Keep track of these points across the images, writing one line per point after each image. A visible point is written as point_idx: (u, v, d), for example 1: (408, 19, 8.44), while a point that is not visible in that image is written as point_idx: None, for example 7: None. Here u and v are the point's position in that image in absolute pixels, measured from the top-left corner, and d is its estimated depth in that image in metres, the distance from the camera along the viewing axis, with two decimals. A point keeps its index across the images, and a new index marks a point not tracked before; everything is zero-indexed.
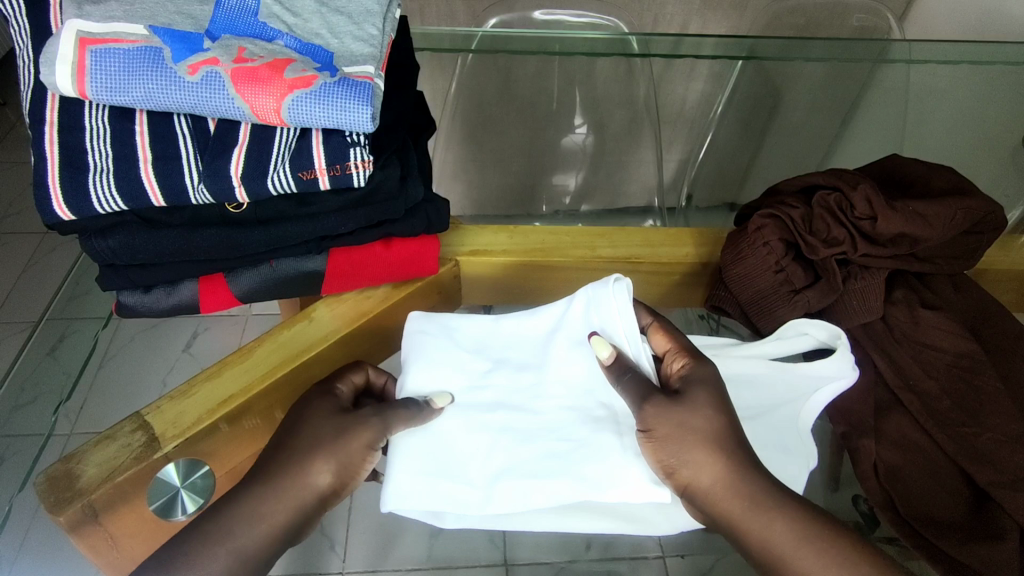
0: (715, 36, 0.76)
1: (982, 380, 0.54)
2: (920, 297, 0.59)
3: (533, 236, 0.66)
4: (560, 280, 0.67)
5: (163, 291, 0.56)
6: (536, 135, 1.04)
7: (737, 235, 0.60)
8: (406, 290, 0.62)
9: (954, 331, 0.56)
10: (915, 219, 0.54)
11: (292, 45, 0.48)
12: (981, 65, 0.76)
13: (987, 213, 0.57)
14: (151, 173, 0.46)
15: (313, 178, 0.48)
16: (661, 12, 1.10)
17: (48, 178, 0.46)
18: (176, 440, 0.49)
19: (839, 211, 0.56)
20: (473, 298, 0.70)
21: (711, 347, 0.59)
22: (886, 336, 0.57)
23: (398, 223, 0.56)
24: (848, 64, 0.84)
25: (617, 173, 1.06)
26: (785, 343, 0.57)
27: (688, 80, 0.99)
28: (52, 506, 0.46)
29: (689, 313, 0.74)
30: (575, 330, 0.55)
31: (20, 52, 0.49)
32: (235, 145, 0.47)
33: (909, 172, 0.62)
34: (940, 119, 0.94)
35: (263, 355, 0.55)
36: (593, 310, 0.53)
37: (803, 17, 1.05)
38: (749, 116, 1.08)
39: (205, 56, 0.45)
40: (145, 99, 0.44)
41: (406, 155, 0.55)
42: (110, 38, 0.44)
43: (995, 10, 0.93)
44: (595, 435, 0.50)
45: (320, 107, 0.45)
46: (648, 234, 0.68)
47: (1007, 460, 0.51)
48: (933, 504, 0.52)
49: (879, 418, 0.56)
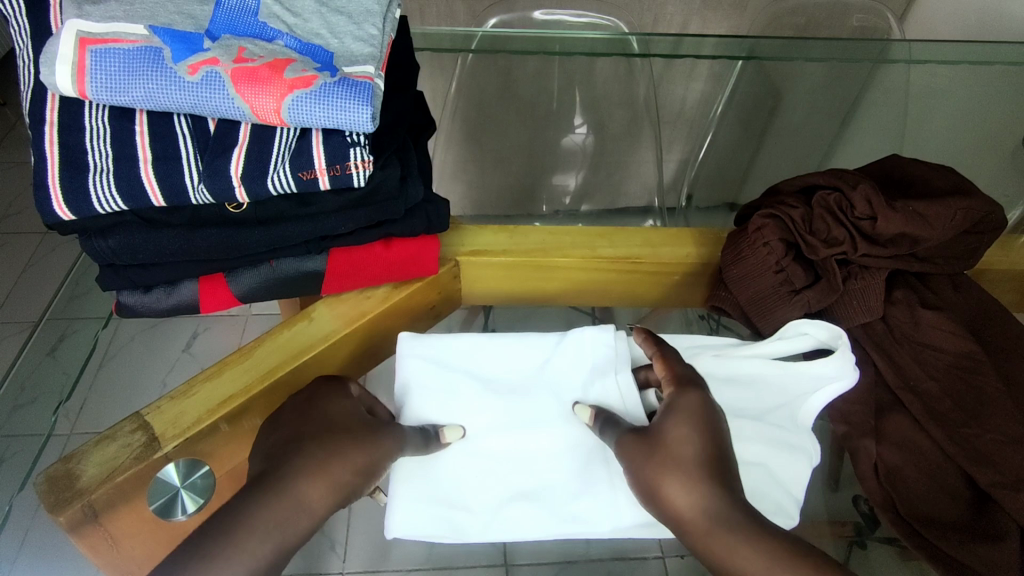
0: (715, 36, 0.76)
1: (983, 381, 0.54)
2: (920, 297, 0.59)
3: (533, 236, 0.66)
4: (560, 280, 0.67)
5: (163, 291, 0.56)
6: (536, 135, 1.04)
7: (737, 235, 0.60)
8: (406, 290, 0.62)
9: (955, 331, 0.56)
10: (914, 219, 0.54)
11: (292, 45, 0.48)
12: (981, 65, 0.75)
13: (987, 214, 0.57)
14: (151, 173, 0.46)
15: (313, 178, 0.48)
16: (661, 12, 1.10)
17: (48, 178, 0.46)
18: (177, 440, 0.49)
19: (839, 211, 0.56)
20: (473, 298, 0.70)
21: (709, 347, 0.58)
22: (886, 336, 0.57)
23: (398, 223, 0.57)
24: (847, 63, 0.84)
25: (617, 173, 1.06)
26: (787, 343, 0.56)
27: (688, 79, 0.99)
28: (52, 506, 0.46)
29: (690, 314, 0.75)
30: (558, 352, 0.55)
31: (20, 52, 0.49)
32: (235, 145, 0.47)
33: (909, 173, 0.62)
34: (940, 118, 0.94)
35: (264, 355, 0.55)
36: (576, 341, 0.55)
37: (803, 17, 1.05)
38: (749, 116, 1.08)
39: (205, 56, 0.45)
40: (145, 99, 0.44)
41: (406, 154, 0.54)
42: (110, 38, 0.44)
43: (994, 9, 0.93)
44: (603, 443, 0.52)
45: (320, 108, 0.45)
46: (648, 234, 0.67)
47: (1007, 460, 0.50)
48: (934, 504, 0.52)
49: (879, 419, 0.56)
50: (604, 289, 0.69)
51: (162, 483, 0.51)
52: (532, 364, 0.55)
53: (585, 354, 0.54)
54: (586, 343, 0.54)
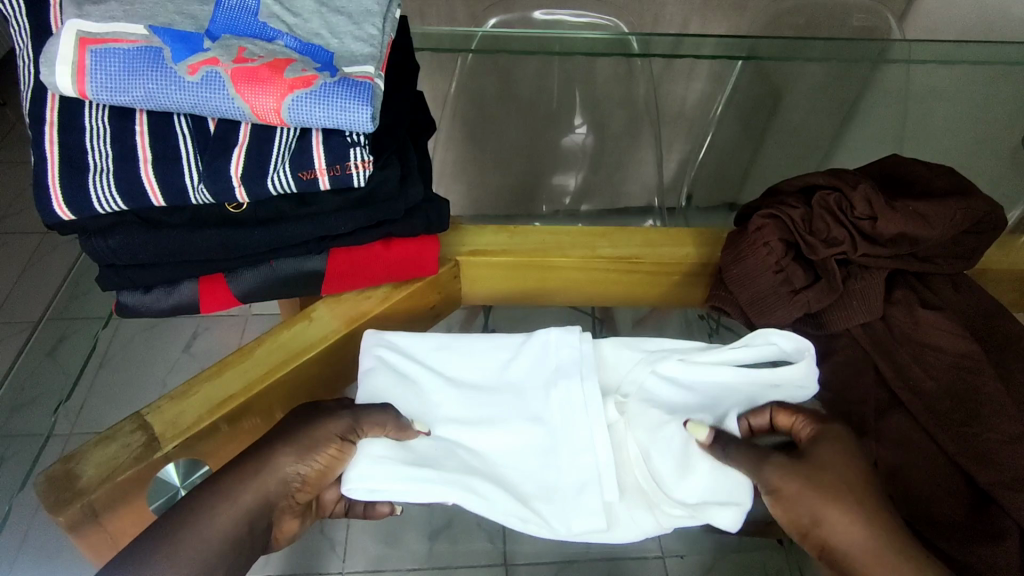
0: (715, 36, 0.76)
1: (982, 381, 0.54)
2: (919, 297, 0.59)
3: (533, 236, 0.66)
4: (560, 280, 0.67)
5: (163, 291, 0.56)
6: (536, 135, 1.04)
7: (737, 235, 0.60)
8: (406, 290, 0.62)
9: (954, 331, 0.56)
10: (913, 219, 0.54)
11: (292, 45, 0.48)
12: (981, 65, 0.76)
13: (987, 214, 0.57)
14: (152, 173, 0.46)
15: (313, 177, 0.48)
16: (661, 12, 1.10)
17: (48, 178, 0.46)
18: (177, 440, 0.49)
19: (839, 212, 0.56)
20: (472, 298, 0.70)
21: (675, 350, 0.56)
22: (886, 336, 0.57)
23: (398, 223, 0.57)
24: (847, 64, 0.84)
25: (617, 173, 1.06)
26: (752, 351, 0.55)
27: (688, 80, 0.99)
28: (52, 506, 0.46)
29: (690, 314, 0.73)
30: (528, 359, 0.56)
31: (20, 52, 0.49)
32: (235, 145, 0.47)
33: (909, 173, 0.62)
34: (940, 118, 0.94)
35: (264, 355, 0.55)
36: (550, 350, 0.55)
37: (803, 17, 1.05)
38: (749, 116, 1.08)
39: (205, 56, 0.45)
40: (145, 100, 0.44)
41: (406, 154, 0.55)
42: (110, 38, 0.44)
43: (994, 9, 0.93)
44: (571, 441, 0.51)
45: (320, 108, 0.45)
46: (648, 234, 0.67)
47: (1007, 459, 0.50)
48: (935, 503, 0.51)
49: (880, 418, 0.56)
50: (604, 289, 0.69)
51: (162, 483, 0.51)
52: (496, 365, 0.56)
53: (549, 355, 0.55)
54: (550, 346, 0.56)
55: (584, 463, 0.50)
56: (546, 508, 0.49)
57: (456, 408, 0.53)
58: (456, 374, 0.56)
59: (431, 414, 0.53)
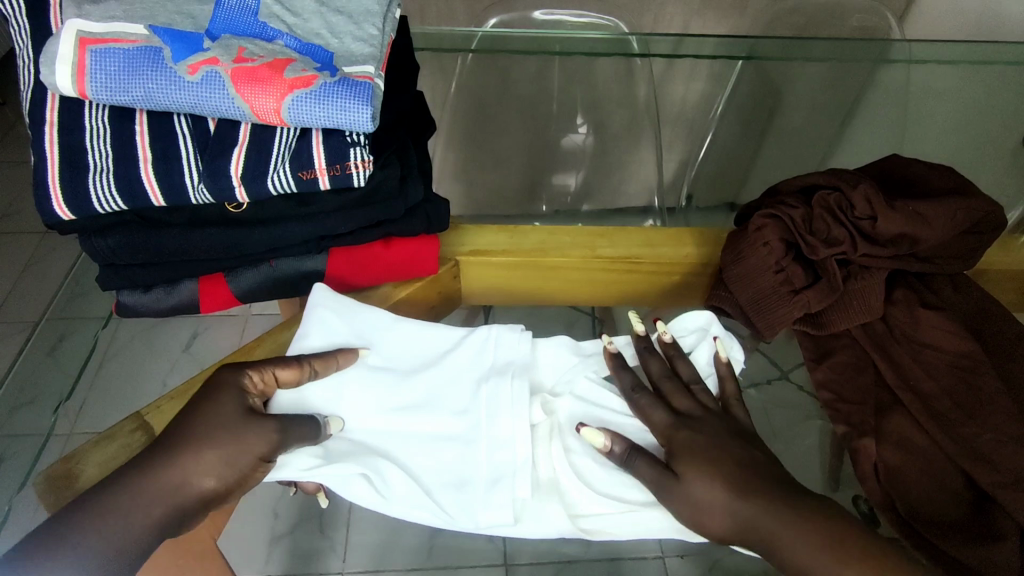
0: (715, 36, 0.76)
1: (982, 380, 0.54)
2: (920, 297, 0.59)
3: (533, 235, 0.66)
4: (560, 280, 0.67)
5: (162, 291, 0.56)
6: (536, 135, 1.04)
7: (737, 236, 0.60)
8: (406, 290, 0.62)
9: (953, 330, 0.56)
10: (914, 219, 0.54)
11: (292, 45, 0.48)
12: (981, 65, 0.76)
13: (987, 214, 0.57)
14: (151, 172, 0.46)
15: (313, 177, 0.48)
16: (661, 12, 1.10)
17: (48, 178, 0.46)
18: None
19: (839, 211, 0.56)
20: (472, 297, 0.70)
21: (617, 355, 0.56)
22: (885, 336, 0.58)
23: (398, 223, 0.57)
24: (847, 63, 0.84)
25: (617, 173, 1.05)
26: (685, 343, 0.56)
27: (688, 79, 0.98)
28: (52, 506, 0.46)
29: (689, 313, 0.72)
30: (468, 353, 0.55)
31: (20, 52, 0.49)
32: (235, 145, 0.47)
33: (909, 173, 0.62)
34: (940, 118, 0.94)
35: (264, 355, 0.55)
36: (490, 346, 0.55)
37: (803, 17, 1.05)
38: (748, 115, 1.08)
39: (206, 56, 0.45)
40: (145, 99, 0.44)
41: (406, 154, 0.55)
42: (110, 38, 0.44)
43: (995, 10, 0.93)
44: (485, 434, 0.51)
45: (319, 108, 0.45)
46: (648, 234, 0.67)
47: (1008, 459, 0.50)
48: (934, 503, 0.52)
49: (879, 419, 0.56)
50: (604, 289, 0.69)
51: None
52: (437, 351, 0.56)
53: (488, 349, 0.55)
54: (491, 341, 0.55)
55: (501, 459, 0.50)
56: (450, 497, 0.49)
57: (388, 393, 0.53)
58: (393, 355, 0.55)
59: (363, 396, 0.52)
